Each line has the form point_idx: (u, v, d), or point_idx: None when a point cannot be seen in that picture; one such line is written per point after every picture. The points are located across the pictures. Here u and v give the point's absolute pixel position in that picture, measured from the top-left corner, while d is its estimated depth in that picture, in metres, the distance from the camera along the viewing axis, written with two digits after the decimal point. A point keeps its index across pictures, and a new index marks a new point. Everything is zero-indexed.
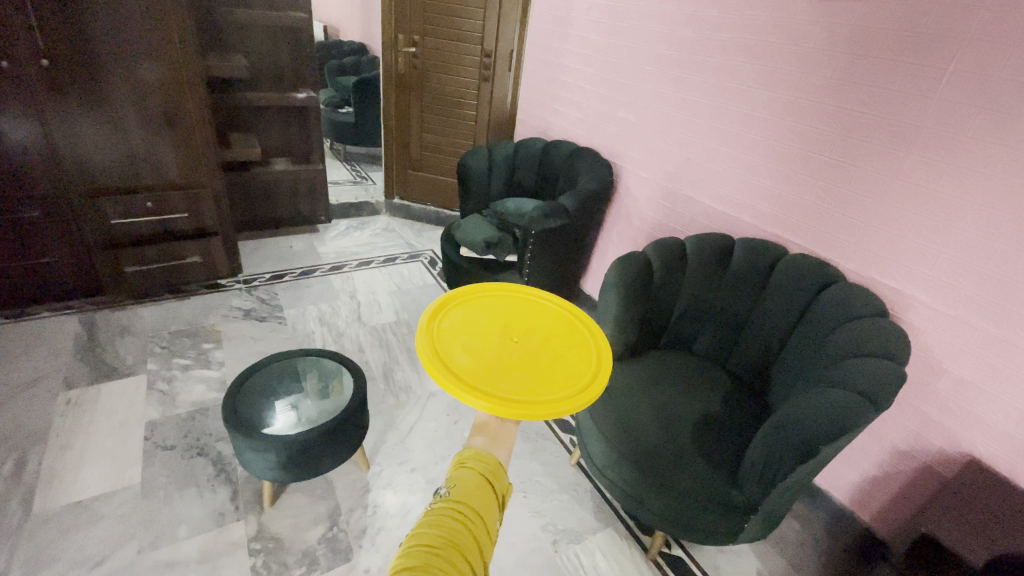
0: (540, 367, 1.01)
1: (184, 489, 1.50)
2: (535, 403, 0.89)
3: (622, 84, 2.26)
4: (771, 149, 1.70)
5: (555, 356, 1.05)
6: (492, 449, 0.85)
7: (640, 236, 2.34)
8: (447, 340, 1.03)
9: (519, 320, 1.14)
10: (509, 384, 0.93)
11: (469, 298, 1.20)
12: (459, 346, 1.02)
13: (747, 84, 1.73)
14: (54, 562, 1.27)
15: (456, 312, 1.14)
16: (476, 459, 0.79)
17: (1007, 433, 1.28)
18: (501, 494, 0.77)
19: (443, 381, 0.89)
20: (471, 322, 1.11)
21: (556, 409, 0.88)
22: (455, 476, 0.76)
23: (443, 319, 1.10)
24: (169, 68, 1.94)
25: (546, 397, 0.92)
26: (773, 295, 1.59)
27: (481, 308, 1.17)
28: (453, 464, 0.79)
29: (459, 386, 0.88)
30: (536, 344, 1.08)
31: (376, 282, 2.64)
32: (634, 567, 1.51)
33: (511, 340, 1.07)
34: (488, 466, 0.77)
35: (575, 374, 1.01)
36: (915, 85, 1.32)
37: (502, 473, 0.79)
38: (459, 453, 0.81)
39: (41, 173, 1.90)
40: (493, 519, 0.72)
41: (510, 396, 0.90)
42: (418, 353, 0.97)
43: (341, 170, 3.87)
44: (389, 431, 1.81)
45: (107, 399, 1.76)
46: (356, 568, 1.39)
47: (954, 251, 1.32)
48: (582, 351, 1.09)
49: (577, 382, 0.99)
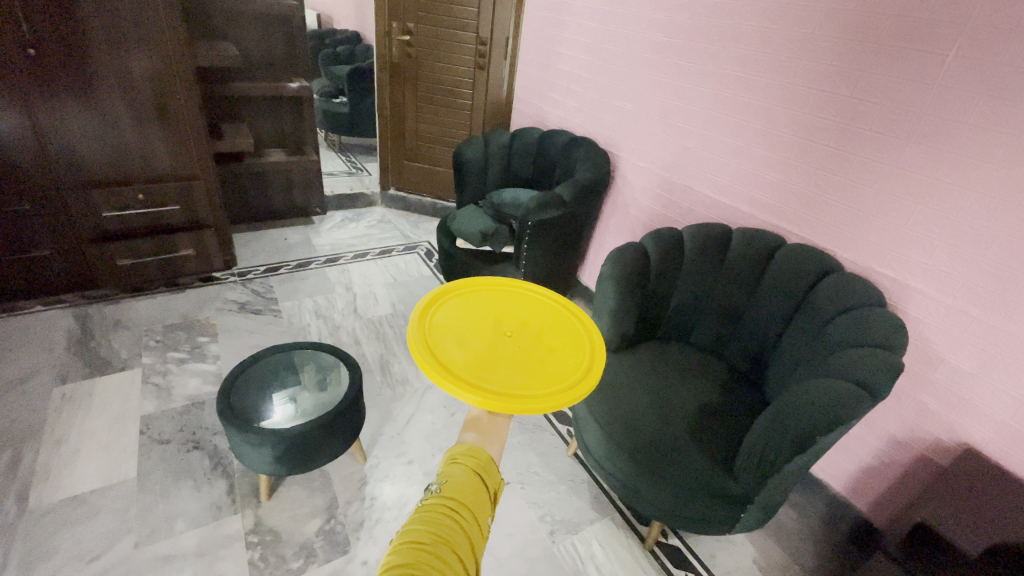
0: (535, 361, 0.99)
1: (180, 483, 1.49)
2: (530, 397, 0.88)
3: (619, 72, 2.23)
4: (769, 138, 1.68)
5: (550, 350, 1.04)
6: (483, 445, 0.84)
7: (637, 226, 2.32)
8: (440, 333, 1.02)
9: (513, 313, 1.14)
10: (503, 379, 0.92)
11: (460, 291, 1.19)
12: (452, 339, 1.01)
13: (746, 72, 1.71)
14: (51, 557, 1.27)
15: (449, 305, 1.13)
16: (467, 453, 0.78)
17: (1004, 421, 1.28)
18: (493, 490, 0.76)
19: (435, 375, 0.87)
20: (464, 316, 1.09)
21: (551, 404, 0.87)
22: (446, 471, 0.75)
23: (436, 312, 1.09)
24: (159, 58, 1.91)
25: (540, 391, 0.91)
26: (771, 285, 1.58)
27: (474, 303, 1.15)
28: (444, 459, 0.78)
29: (452, 381, 0.87)
30: (531, 337, 1.07)
31: (372, 274, 2.62)
32: (631, 557, 1.52)
33: (506, 334, 1.06)
34: (480, 461, 0.77)
35: (570, 368, 1.00)
36: (915, 72, 1.30)
37: (494, 468, 0.78)
38: (451, 448, 0.80)
39: (31, 165, 1.88)
40: (485, 514, 0.72)
41: (504, 390, 0.89)
42: (410, 346, 0.96)
43: (336, 161, 3.83)
44: (386, 424, 1.80)
45: (103, 393, 1.75)
46: (354, 560, 1.39)
47: (953, 240, 1.31)
48: (578, 345, 1.08)
49: (572, 376, 0.97)
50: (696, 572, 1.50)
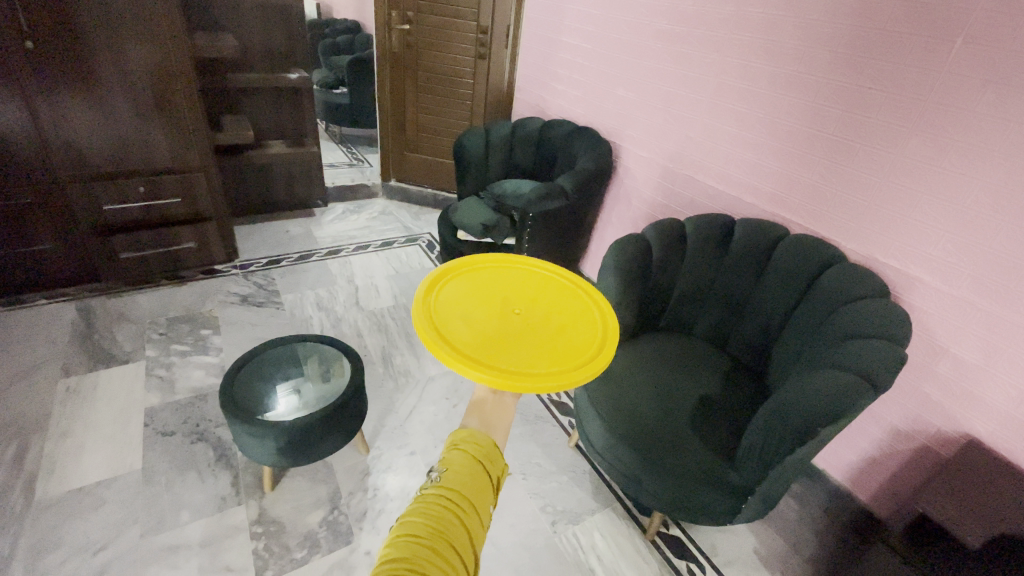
0: (543, 339, 0.99)
1: (185, 475, 1.51)
2: (536, 376, 0.88)
3: (621, 60, 2.20)
4: (773, 128, 1.66)
5: (559, 327, 1.04)
6: (486, 430, 0.84)
7: (639, 217, 2.31)
8: (445, 313, 1.02)
9: (521, 291, 1.13)
10: (509, 357, 0.92)
11: (466, 270, 1.19)
12: (457, 318, 1.01)
13: (750, 60, 1.68)
14: (57, 547, 1.29)
15: (454, 284, 1.13)
16: (469, 440, 0.77)
17: (1006, 412, 1.28)
18: (495, 477, 0.76)
19: (439, 355, 0.87)
20: (469, 294, 1.09)
21: (557, 383, 0.86)
22: (447, 459, 0.75)
23: (441, 291, 1.09)
24: (157, 50, 1.89)
25: (547, 370, 0.91)
26: (774, 276, 1.57)
27: (480, 281, 1.15)
28: (446, 445, 0.78)
29: (455, 359, 0.87)
30: (539, 315, 1.06)
31: (374, 266, 2.62)
32: (632, 547, 1.53)
33: (511, 311, 1.06)
34: (482, 450, 0.76)
35: (579, 347, 1.00)
36: (922, 60, 1.27)
37: (496, 455, 0.78)
38: (453, 434, 0.80)
39: (31, 159, 1.87)
40: (486, 502, 0.72)
41: (509, 369, 0.88)
42: (414, 325, 0.96)
43: (337, 153, 3.81)
44: (389, 415, 1.81)
45: (107, 385, 1.76)
46: (357, 550, 1.40)
47: (958, 231, 1.29)
48: (587, 323, 1.07)
49: (580, 355, 0.97)
50: (696, 561, 1.51)
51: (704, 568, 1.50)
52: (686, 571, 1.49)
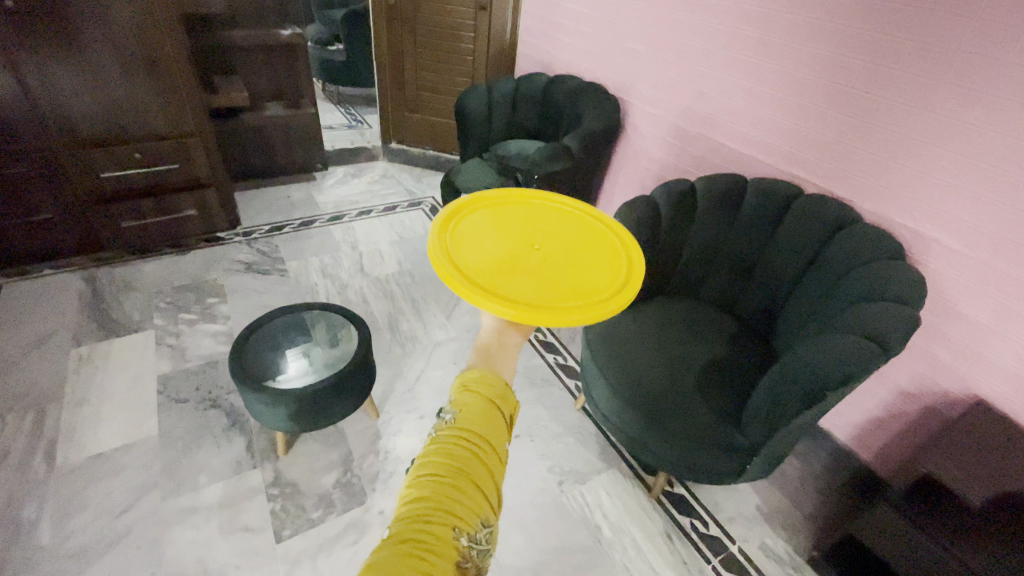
0: (564, 275, 0.97)
1: (201, 440, 1.55)
2: (554, 310, 0.87)
3: (630, 9, 2.08)
4: (790, 81, 1.58)
5: (582, 265, 1.02)
6: (495, 366, 0.82)
7: (648, 178, 2.24)
8: (463, 247, 1.01)
9: (546, 228, 1.11)
10: (528, 291, 0.91)
11: (491, 205, 1.17)
12: (475, 253, 1.00)
13: (769, 6, 1.58)
14: (82, 510, 1.34)
15: (478, 216, 1.13)
16: (480, 381, 0.76)
17: (1016, 374, 1.27)
18: (507, 413, 0.75)
19: (456, 287, 0.87)
20: (492, 229, 1.08)
21: (576, 317, 0.85)
22: (460, 400, 0.74)
23: (462, 226, 1.08)
24: (144, 8, 1.80)
25: (567, 305, 0.89)
26: (785, 238, 1.53)
27: (506, 215, 1.14)
28: (455, 385, 0.77)
29: (471, 290, 0.86)
30: (563, 253, 1.04)
31: (377, 231, 2.59)
32: (637, 505, 1.57)
33: (528, 247, 1.04)
34: (495, 390, 0.75)
35: (603, 285, 0.98)
36: (954, 4, 1.18)
37: (510, 394, 0.78)
38: (464, 374, 0.78)
39: (23, 126, 1.83)
40: (502, 437, 0.71)
41: (526, 303, 0.87)
42: (431, 256, 0.96)
43: (335, 114, 3.70)
44: (397, 381, 1.83)
45: (118, 354, 1.78)
46: (370, 510, 1.45)
47: (980, 189, 1.24)
48: (613, 262, 1.05)
49: (602, 292, 0.95)
50: (700, 518, 1.56)
51: (708, 525, 1.54)
52: (690, 528, 1.53)
